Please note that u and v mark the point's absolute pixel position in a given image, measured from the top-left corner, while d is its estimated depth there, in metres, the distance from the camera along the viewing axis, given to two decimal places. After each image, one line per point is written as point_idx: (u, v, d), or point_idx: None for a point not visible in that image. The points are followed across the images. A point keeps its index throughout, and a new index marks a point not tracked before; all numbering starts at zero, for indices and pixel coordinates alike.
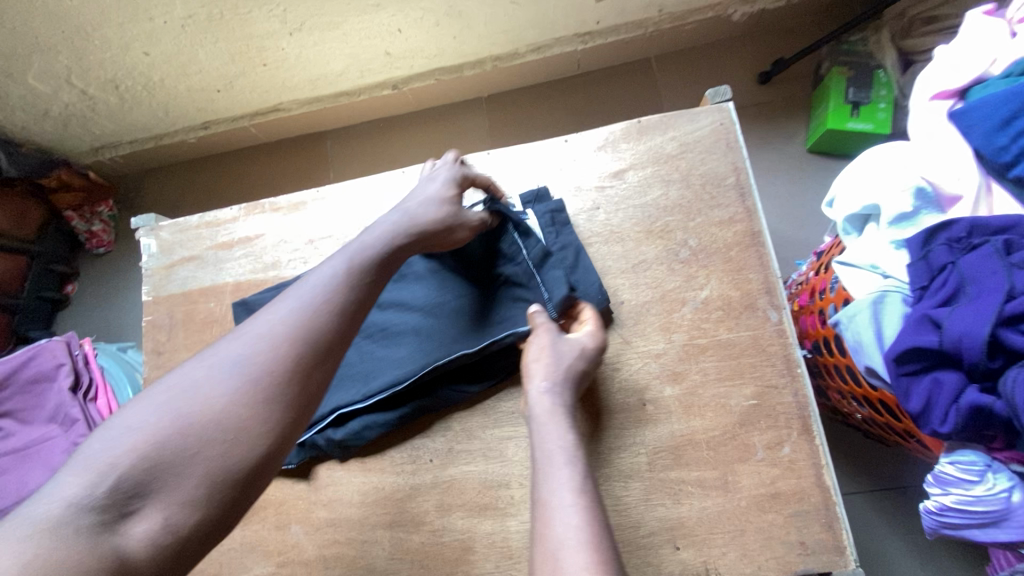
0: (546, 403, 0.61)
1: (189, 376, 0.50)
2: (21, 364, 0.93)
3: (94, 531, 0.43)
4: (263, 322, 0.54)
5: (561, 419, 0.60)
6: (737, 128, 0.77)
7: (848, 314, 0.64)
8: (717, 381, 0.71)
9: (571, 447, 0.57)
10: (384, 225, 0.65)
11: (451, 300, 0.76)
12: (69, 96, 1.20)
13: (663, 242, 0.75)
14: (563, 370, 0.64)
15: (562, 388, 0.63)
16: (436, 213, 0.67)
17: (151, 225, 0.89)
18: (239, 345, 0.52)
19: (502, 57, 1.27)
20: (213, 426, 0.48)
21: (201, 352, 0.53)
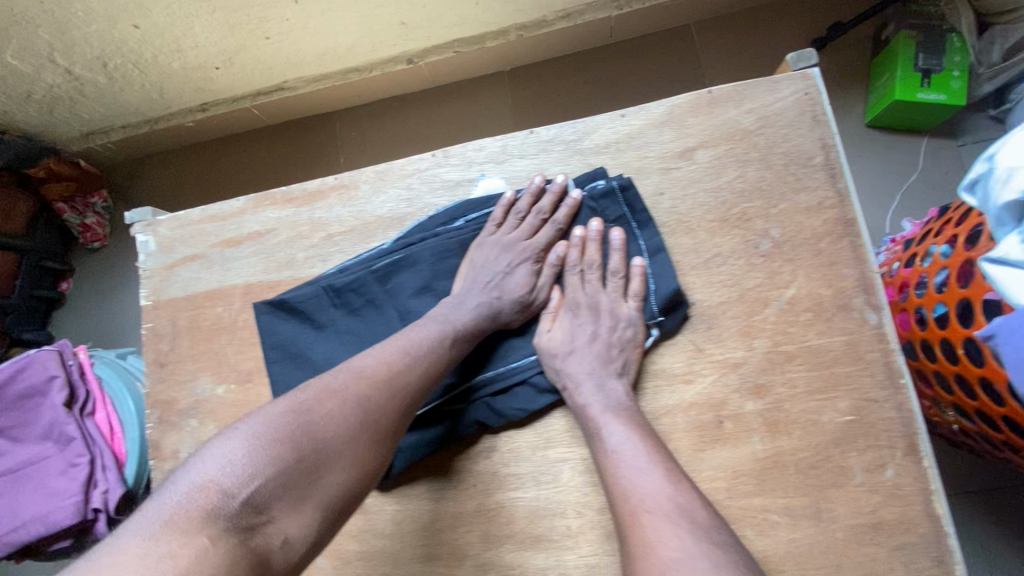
0: (574, 399, 0.62)
1: (309, 400, 0.53)
2: (9, 376, 0.82)
3: (230, 535, 0.45)
4: (365, 363, 0.57)
5: (594, 406, 0.61)
6: (824, 98, 0.67)
7: (1010, 324, 0.48)
8: (806, 394, 0.62)
9: (620, 433, 0.58)
10: (465, 311, 0.64)
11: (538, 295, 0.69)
12: (53, 76, 1.09)
13: (740, 233, 0.65)
14: (569, 344, 0.64)
15: (576, 371, 0.63)
16: (513, 313, 0.66)
17: (147, 219, 0.79)
18: (349, 381, 0.55)
19: (528, 26, 1.15)
20: (331, 452, 0.51)
21: (310, 383, 0.56)
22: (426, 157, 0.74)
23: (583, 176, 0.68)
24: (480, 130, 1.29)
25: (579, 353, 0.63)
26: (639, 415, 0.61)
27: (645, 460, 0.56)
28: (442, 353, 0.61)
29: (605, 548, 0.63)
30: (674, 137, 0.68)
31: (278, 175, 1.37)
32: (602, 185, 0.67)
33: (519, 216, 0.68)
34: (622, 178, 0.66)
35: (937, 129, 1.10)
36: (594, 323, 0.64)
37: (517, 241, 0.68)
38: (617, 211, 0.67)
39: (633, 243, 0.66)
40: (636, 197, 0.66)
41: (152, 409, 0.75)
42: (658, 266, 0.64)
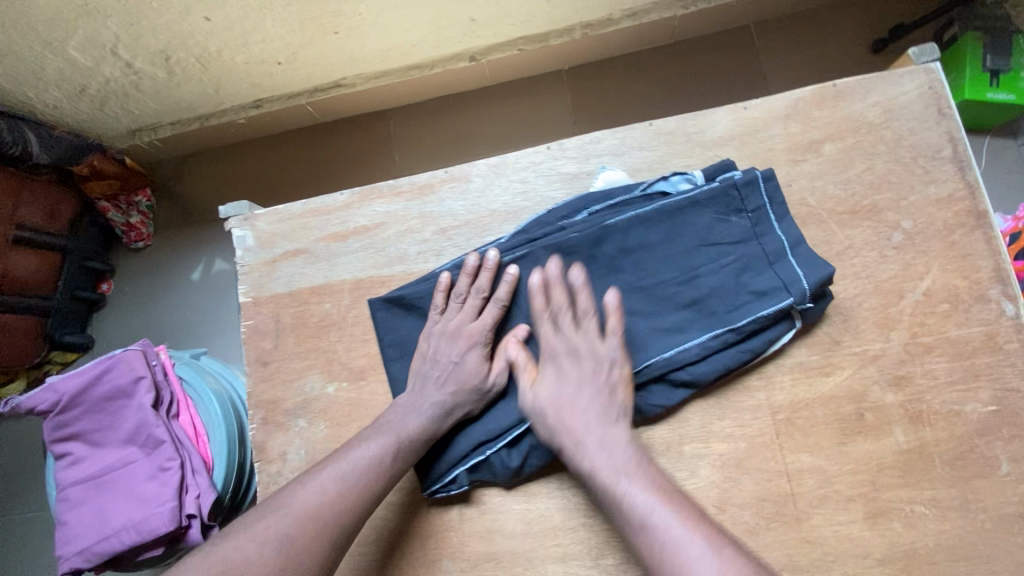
0: (576, 456, 0.59)
1: (237, 545, 0.54)
2: (93, 378, 0.77)
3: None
4: (300, 498, 0.57)
5: (599, 466, 0.57)
6: (947, 92, 0.68)
7: None
8: (947, 385, 0.61)
9: (640, 495, 0.55)
10: (418, 414, 0.63)
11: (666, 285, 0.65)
12: (112, 69, 1.05)
13: (871, 225, 0.65)
14: (557, 400, 0.61)
15: (572, 427, 0.60)
16: (467, 404, 0.65)
17: (244, 213, 0.76)
18: (277, 521, 0.56)
19: (593, 24, 1.14)
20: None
21: (243, 522, 0.57)
22: (541, 150, 0.73)
23: (712, 167, 0.67)
24: (541, 129, 1.29)
25: (570, 408, 0.60)
26: (650, 467, 0.58)
27: (674, 523, 0.53)
28: (383, 477, 0.60)
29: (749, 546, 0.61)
30: (799, 130, 0.68)
31: (329, 174, 1.35)
32: (741, 174, 0.65)
33: (460, 300, 0.67)
34: (764, 170, 0.64)
35: (998, 128, 1.13)
36: (578, 369, 0.62)
37: (467, 331, 0.66)
38: (757, 202, 0.64)
39: (770, 235, 0.64)
40: (777, 189, 0.65)
41: (254, 410, 0.71)
42: (802, 258, 0.62)
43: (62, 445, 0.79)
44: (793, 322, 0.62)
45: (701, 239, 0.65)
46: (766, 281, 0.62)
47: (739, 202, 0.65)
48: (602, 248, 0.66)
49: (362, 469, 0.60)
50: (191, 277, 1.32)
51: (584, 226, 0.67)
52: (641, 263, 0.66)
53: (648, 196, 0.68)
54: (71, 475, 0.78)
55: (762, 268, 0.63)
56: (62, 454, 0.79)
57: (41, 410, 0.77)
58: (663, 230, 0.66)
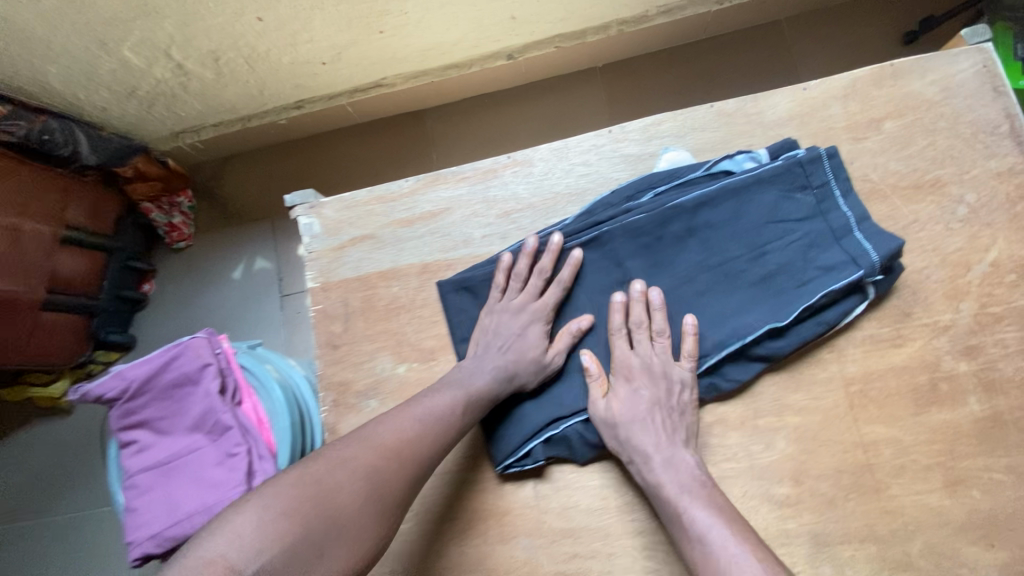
0: (644, 472, 0.61)
1: (322, 467, 0.55)
2: (161, 365, 0.79)
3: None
4: (381, 433, 0.59)
5: (667, 485, 0.59)
6: (1001, 70, 0.69)
7: None
8: (1019, 353, 0.62)
9: (701, 514, 0.56)
10: (481, 376, 0.65)
11: (733, 262, 0.66)
12: (162, 71, 1.08)
13: (935, 199, 0.66)
14: (629, 418, 0.62)
15: (642, 446, 0.61)
16: (528, 376, 0.66)
17: (310, 202, 0.78)
18: (361, 451, 0.57)
19: (629, 21, 1.16)
20: (341, 527, 0.53)
21: (326, 449, 0.57)
22: (602, 134, 0.74)
23: (775, 146, 0.68)
24: (576, 125, 1.31)
25: (642, 426, 0.62)
26: (715, 491, 0.59)
27: (734, 546, 0.53)
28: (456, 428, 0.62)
29: (827, 517, 0.61)
30: (858, 109, 0.69)
31: (369, 172, 1.38)
32: (805, 152, 0.66)
33: (520, 279, 0.68)
34: (828, 149, 0.65)
35: None
36: (651, 388, 0.63)
37: (527, 307, 0.67)
38: (821, 178, 0.65)
39: (836, 211, 0.65)
40: (841, 166, 0.66)
41: (325, 392, 0.72)
42: (868, 233, 0.63)
43: (130, 433, 0.80)
44: (865, 295, 0.63)
45: (767, 215, 0.65)
46: (835, 256, 0.63)
47: (805, 178, 0.65)
48: (670, 228, 0.67)
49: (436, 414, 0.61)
50: (232, 275, 1.34)
51: (650, 208, 0.67)
52: (708, 242, 0.66)
53: (713, 174, 0.69)
54: (138, 462, 0.79)
55: (830, 244, 0.64)
56: (129, 442, 0.80)
57: (109, 397, 0.78)
58: (729, 208, 0.66)
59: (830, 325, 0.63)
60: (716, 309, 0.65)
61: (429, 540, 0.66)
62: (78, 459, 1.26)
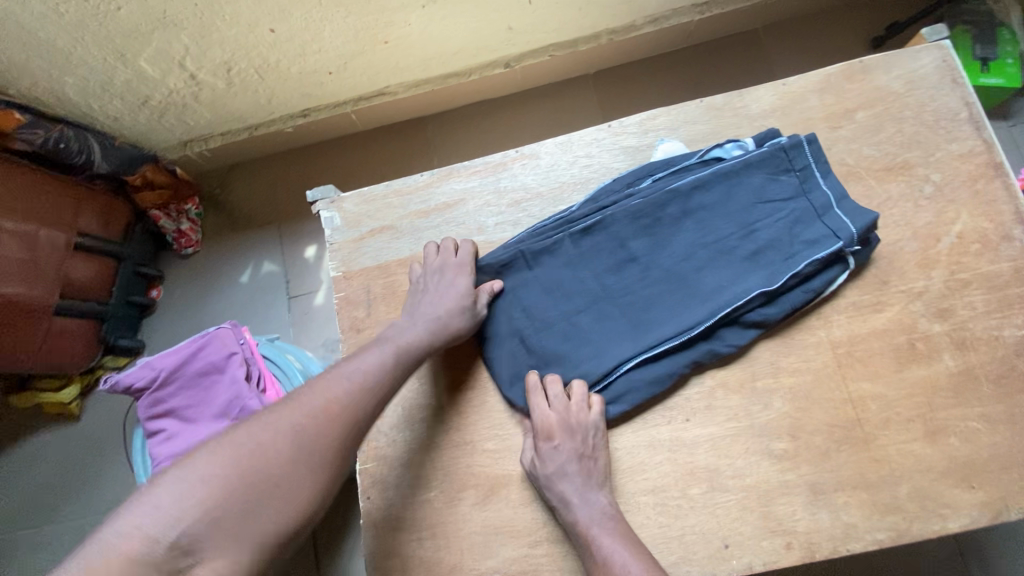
0: (566, 515, 0.65)
1: (249, 435, 0.57)
2: (190, 355, 0.83)
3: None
4: (317, 396, 0.60)
5: (583, 524, 0.64)
6: (958, 64, 0.77)
7: None
8: (986, 314, 0.69)
9: (610, 547, 0.62)
10: (415, 330, 0.68)
11: (727, 238, 0.72)
12: (176, 81, 1.12)
13: (905, 178, 0.74)
14: (550, 467, 0.66)
15: (560, 492, 0.65)
16: (461, 317, 0.71)
17: (330, 197, 0.83)
18: (291, 416, 0.59)
19: (618, 30, 1.25)
20: (267, 490, 0.55)
21: (257, 416, 0.59)
22: (603, 128, 0.81)
23: (762, 134, 0.75)
24: (571, 127, 1.38)
25: (562, 475, 0.66)
26: (623, 528, 0.64)
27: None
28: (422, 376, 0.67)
29: (823, 467, 0.67)
30: (833, 101, 0.77)
31: (370, 175, 1.42)
32: (788, 139, 0.72)
33: (435, 249, 0.76)
34: (809, 135, 0.72)
35: (992, 111, 1.23)
36: (571, 442, 0.67)
37: (453, 262, 0.74)
38: (803, 162, 0.72)
39: (818, 190, 0.71)
40: (821, 151, 0.72)
41: None
42: (847, 209, 0.69)
43: (158, 421, 0.83)
44: (847, 264, 0.70)
45: (755, 196, 0.72)
46: (819, 230, 0.69)
47: (789, 162, 0.72)
48: (668, 211, 0.73)
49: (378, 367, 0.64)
50: (240, 279, 1.37)
51: (649, 193, 0.74)
52: (703, 223, 0.73)
53: (705, 162, 0.75)
54: (165, 450, 0.81)
55: (813, 220, 0.70)
56: (156, 431, 0.82)
57: (138, 387, 0.81)
58: (721, 191, 0.73)
59: (816, 293, 0.69)
60: (711, 282, 0.71)
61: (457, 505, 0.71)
62: (87, 470, 1.26)
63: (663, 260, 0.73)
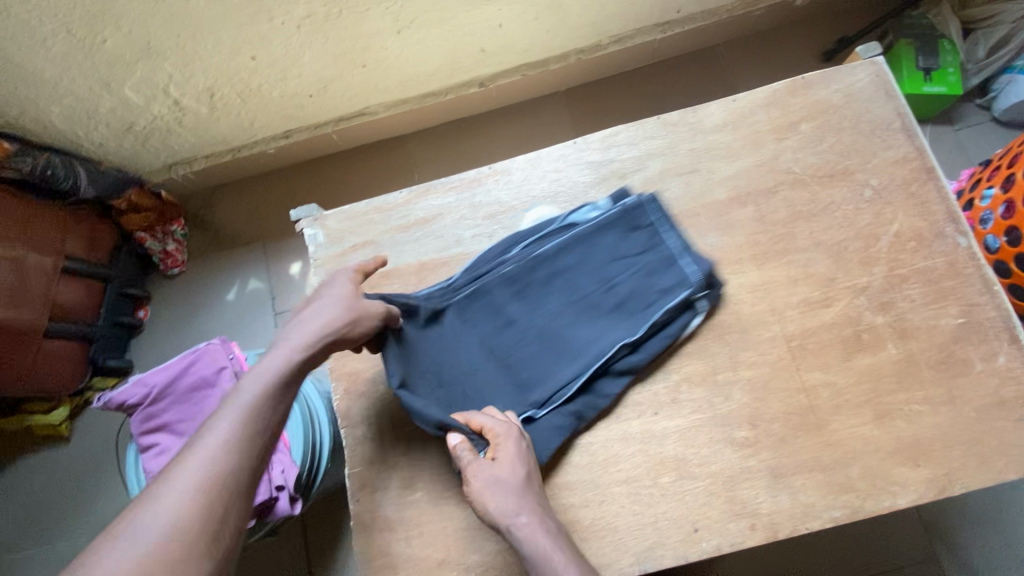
0: (527, 537, 0.62)
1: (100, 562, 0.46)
2: (181, 370, 0.85)
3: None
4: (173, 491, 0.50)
5: (541, 545, 0.62)
6: (891, 78, 0.84)
7: None
8: (924, 305, 0.75)
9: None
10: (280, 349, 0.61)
11: (591, 297, 0.78)
12: (160, 108, 1.16)
13: (846, 184, 0.80)
14: (512, 480, 0.66)
15: (517, 510, 0.64)
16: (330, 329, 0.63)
17: (313, 215, 0.87)
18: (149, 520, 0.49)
19: (586, 50, 1.32)
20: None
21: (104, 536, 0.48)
22: (568, 145, 0.87)
23: (614, 194, 0.81)
24: (546, 141, 1.44)
25: (518, 490, 0.65)
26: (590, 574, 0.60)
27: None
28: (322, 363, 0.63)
29: (782, 453, 0.72)
30: (779, 114, 0.84)
31: (352, 192, 1.46)
32: (632, 199, 0.79)
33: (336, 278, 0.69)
34: (644, 196, 0.78)
35: (938, 117, 1.30)
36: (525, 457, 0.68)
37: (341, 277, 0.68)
38: (650, 219, 0.78)
39: (664, 242, 0.78)
40: (659, 208, 0.78)
41: (336, 382, 0.81)
42: (690, 258, 0.76)
43: (151, 436, 0.85)
44: (697, 309, 0.76)
45: (612, 250, 0.79)
46: (668, 280, 0.76)
47: (636, 221, 0.78)
48: (536, 274, 0.79)
49: (249, 414, 0.56)
50: (226, 297, 1.40)
51: (520, 258, 0.79)
52: (569, 282, 0.79)
53: (566, 225, 0.81)
54: (159, 463, 0.84)
55: (664, 270, 0.77)
56: (150, 445, 0.85)
57: (131, 404, 0.84)
58: (583, 250, 0.79)
59: (676, 338, 0.76)
60: (581, 337, 0.76)
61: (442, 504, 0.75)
62: (77, 493, 1.27)
63: (539, 320, 0.78)
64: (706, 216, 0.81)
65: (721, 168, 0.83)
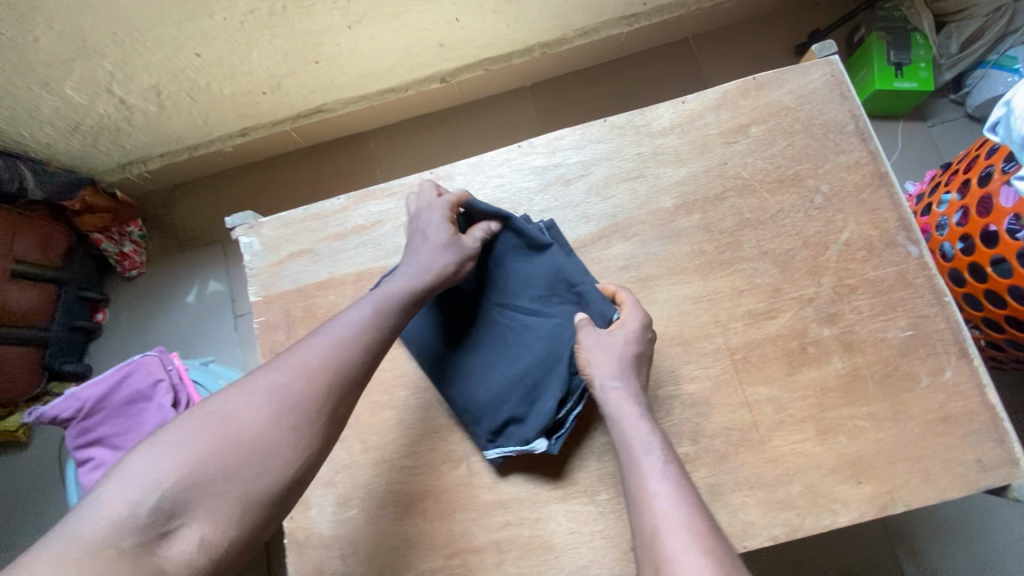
0: (617, 398, 0.65)
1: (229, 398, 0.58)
2: (114, 384, 0.83)
3: (136, 549, 0.49)
4: (302, 356, 0.60)
5: (635, 431, 0.62)
6: (847, 79, 0.81)
7: None
8: (871, 317, 0.73)
9: (651, 441, 0.62)
10: (398, 279, 0.69)
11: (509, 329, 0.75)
12: (105, 106, 1.12)
13: (797, 191, 0.77)
14: (616, 369, 0.66)
15: (614, 397, 0.65)
16: (446, 258, 0.71)
17: (249, 222, 0.84)
18: (279, 376, 0.59)
19: (550, 43, 1.27)
20: (254, 453, 0.55)
21: (241, 379, 0.59)
22: (513, 149, 0.83)
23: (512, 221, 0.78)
24: (512, 139, 1.40)
25: (613, 372, 0.66)
26: (664, 437, 0.63)
27: (676, 480, 0.58)
28: (371, 341, 0.63)
29: (722, 469, 0.70)
30: (729, 117, 0.80)
31: (315, 192, 1.43)
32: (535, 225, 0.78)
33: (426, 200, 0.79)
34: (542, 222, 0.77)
35: (910, 113, 1.26)
36: (629, 347, 0.67)
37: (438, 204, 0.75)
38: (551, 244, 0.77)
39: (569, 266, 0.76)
40: (561, 234, 0.77)
41: None
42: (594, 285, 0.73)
43: (87, 450, 0.83)
44: None
45: (522, 277, 0.76)
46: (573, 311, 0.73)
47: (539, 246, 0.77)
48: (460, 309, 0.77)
49: (274, 390, 0.58)
50: (185, 299, 1.38)
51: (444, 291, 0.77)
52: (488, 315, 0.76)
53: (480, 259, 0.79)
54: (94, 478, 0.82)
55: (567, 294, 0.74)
56: (85, 459, 0.83)
57: (65, 418, 0.82)
58: (492, 287, 0.77)
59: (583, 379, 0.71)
60: (496, 381, 0.74)
61: (376, 521, 0.73)
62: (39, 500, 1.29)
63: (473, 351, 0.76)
64: (652, 224, 0.78)
65: (668, 173, 0.80)
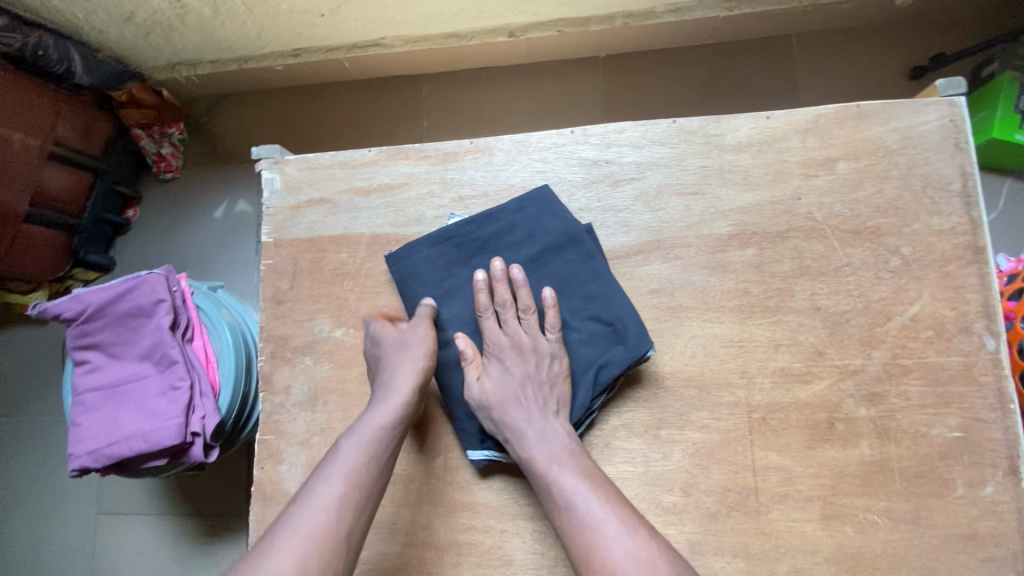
0: (519, 450, 0.63)
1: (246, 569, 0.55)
2: (118, 294, 0.83)
3: None
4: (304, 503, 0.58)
5: (539, 459, 0.62)
6: (967, 127, 0.69)
7: None
8: (918, 407, 0.65)
9: (558, 473, 0.61)
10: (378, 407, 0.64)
11: None
12: (160, 3, 1.05)
13: (871, 246, 0.68)
14: (500, 398, 0.65)
15: (514, 421, 0.64)
16: (411, 360, 0.66)
17: (274, 157, 0.80)
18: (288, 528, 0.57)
19: (636, 15, 1.14)
20: None
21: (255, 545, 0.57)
22: (564, 133, 0.75)
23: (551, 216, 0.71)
24: (571, 114, 1.30)
25: (512, 405, 0.65)
26: (573, 443, 0.64)
27: (597, 510, 0.58)
28: (376, 469, 0.61)
29: (708, 529, 0.65)
30: (816, 146, 0.70)
31: (359, 128, 1.37)
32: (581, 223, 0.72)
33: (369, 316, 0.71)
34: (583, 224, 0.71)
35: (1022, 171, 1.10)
36: (520, 365, 0.67)
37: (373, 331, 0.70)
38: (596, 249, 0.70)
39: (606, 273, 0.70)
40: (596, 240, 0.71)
41: (265, 343, 0.76)
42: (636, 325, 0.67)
43: (84, 352, 0.84)
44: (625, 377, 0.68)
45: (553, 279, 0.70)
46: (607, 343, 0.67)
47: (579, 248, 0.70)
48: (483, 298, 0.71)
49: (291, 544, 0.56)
50: (213, 214, 1.38)
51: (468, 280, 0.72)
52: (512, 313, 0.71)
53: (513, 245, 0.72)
54: (87, 382, 0.83)
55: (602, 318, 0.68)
56: (81, 361, 0.84)
57: (66, 318, 0.83)
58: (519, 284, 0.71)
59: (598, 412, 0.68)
60: None
61: None
62: None
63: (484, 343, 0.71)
64: (698, 249, 0.70)
65: (731, 196, 0.70)
